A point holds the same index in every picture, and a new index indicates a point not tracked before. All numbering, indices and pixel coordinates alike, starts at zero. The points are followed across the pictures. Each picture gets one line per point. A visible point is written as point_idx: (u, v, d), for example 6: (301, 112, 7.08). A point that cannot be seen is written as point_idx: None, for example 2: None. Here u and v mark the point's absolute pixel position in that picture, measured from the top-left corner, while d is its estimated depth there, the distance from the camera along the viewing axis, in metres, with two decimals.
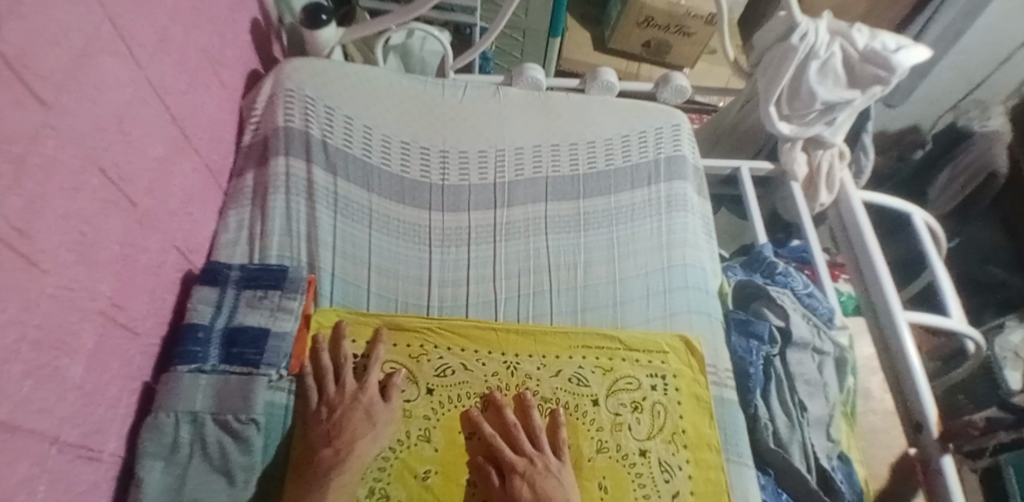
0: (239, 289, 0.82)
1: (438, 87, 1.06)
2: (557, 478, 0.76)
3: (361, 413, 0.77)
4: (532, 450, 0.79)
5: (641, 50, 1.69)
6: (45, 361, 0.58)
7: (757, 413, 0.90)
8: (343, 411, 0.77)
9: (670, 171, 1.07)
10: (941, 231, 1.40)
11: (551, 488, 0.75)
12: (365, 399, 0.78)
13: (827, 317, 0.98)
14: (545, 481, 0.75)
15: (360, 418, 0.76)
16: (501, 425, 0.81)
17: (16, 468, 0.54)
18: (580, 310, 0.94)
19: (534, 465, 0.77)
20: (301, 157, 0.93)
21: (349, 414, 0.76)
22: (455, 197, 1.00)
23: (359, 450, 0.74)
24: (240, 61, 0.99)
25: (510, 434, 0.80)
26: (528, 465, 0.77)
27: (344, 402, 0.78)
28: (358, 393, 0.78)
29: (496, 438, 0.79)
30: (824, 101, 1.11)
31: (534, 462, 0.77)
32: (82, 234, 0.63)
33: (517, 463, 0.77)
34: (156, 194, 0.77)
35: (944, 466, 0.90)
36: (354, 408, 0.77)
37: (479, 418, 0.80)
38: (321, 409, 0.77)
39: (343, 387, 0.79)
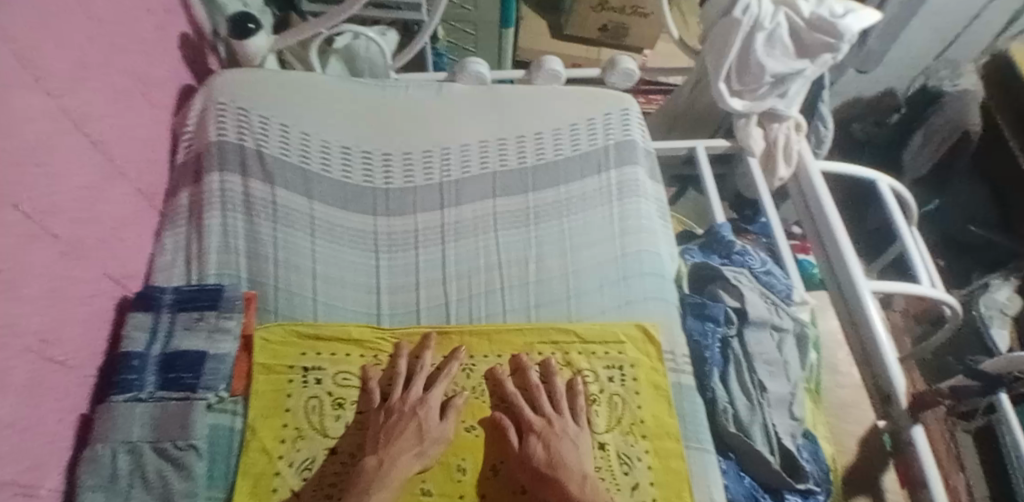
0: (174, 312, 0.80)
1: (379, 88, 1.04)
2: (568, 441, 0.78)
3: (414, 426, 0.77)
4: (550, 408, 0.82)
5: (599, 34, 1.66)
6: None
7: (715, 397, 0.88)
8: (398, 420, 0.77)
9: (620, 156, 1.05)
10: (910, 200, 1.38)
11: (561, 448, 0.77)
12: (421, 413, 0.78)
13: (786, 294, 0.96)
14: (559, 441, 0.77)
15: (411, 429, 0.76)
16: (525, 386, 0.84)
17: None
18: (533, 306, 0.92)
19: (551, 426, 0.79)
20: (237, 171, 0.91)
21: (403, 426, 0.77)
22: (400, 200, 0.97)
23: (401, 465, 0.73)
24: (170, 78, 0.97)
25: (530, 395, 0.83)
26: (544, 426, 0.79)
27: (404, 411, 0.78)
28: (417, 406, 0.79)
29: (517, 399, 0.82)
30: (773, 73, 1.08)
31: (551, 422, 0.80)
32: (2, 273, 0.61)
33: (534, 423, 0.80)
34: (86, 223, 0.75)
35: (916, 436, 0.88)
36: (409, 421, 0.77)
37: (503, 376, 0.84)
38: (382, 413, 0.79)
39: (405, 396, 0.80)
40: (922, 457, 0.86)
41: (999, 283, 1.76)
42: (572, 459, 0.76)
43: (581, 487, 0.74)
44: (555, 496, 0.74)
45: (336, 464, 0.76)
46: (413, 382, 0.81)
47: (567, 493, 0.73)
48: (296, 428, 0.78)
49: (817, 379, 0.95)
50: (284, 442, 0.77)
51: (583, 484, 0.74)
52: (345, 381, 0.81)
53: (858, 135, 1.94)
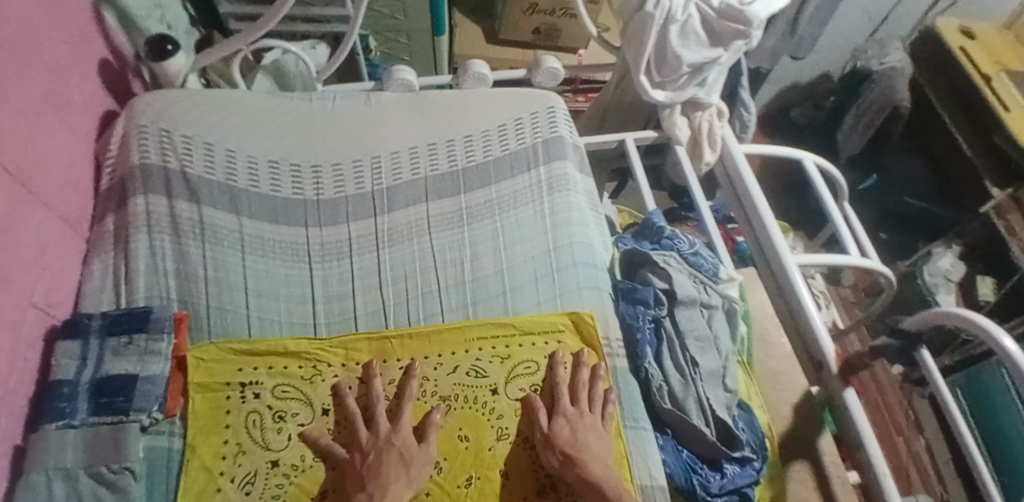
0: (103, 337, 0.80)
1: (306, 102, 1.05)
2: (594, 432, 0.82)
3: (395, 456, 0.76)
4: (587, 401, 0.85)
5: (534, 38, 1.69)
6: None
7: (650, 376, 0.91)
8: (377, 456, 0.76)
9: (548, 153, 1.08)
10: (838, 178, 1.44)
11: (587, 435, 0.81)
12: (399, 442, 0.77)
13: (713, 272, 1.01)
14: (583, 429, 0.81)
15: (395, 458, 0.76)
16: (572, 380, 0.87)
17: None
18: (470, 304, 0.94)
19: (580, 415, 0.83)
20: (161, 192, 0.91)
21: (383, 457, 0.76)
22: (333, 211, 0.98)
23: (393, 494, 0.73)
24: (89, 105, 0.96)
25: (574, 385, 0.87)
26: (575, 415, 0.83)
27: (378, 446, 0.77)
28: (392, 436, 0.78)
29: (562, 384, 0.86)
30: (690, 63, 1.12)
31: (582, 414, 0.83)
32: None
33: (568, 411, 0.83)
34: (11, 248, 0.74)
35: (847, 398, 0.92)
36: (389, 452, 0.76)
37: (559, 364, 0.88)
38: (354, 456, 0.77)
39: (377, 429, 0.79)
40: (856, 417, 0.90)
41: (941, 252, 1.87)
42: (596, 447, 0.80)
43: (602, 472, 0.78)
44: (577, 476, 0.77)
45: (278, 476, 0.77)
46: (379, 414, 0.81)
47: (587, 474, 0.77)
48: (237, 443, 0.78)
49: (747, 352, 1.00)
50: (226, 458, 0.77)
51: (604, 469, 0.78)
52: (283, 393, 0.82)
53: (797, 119, 2.15)
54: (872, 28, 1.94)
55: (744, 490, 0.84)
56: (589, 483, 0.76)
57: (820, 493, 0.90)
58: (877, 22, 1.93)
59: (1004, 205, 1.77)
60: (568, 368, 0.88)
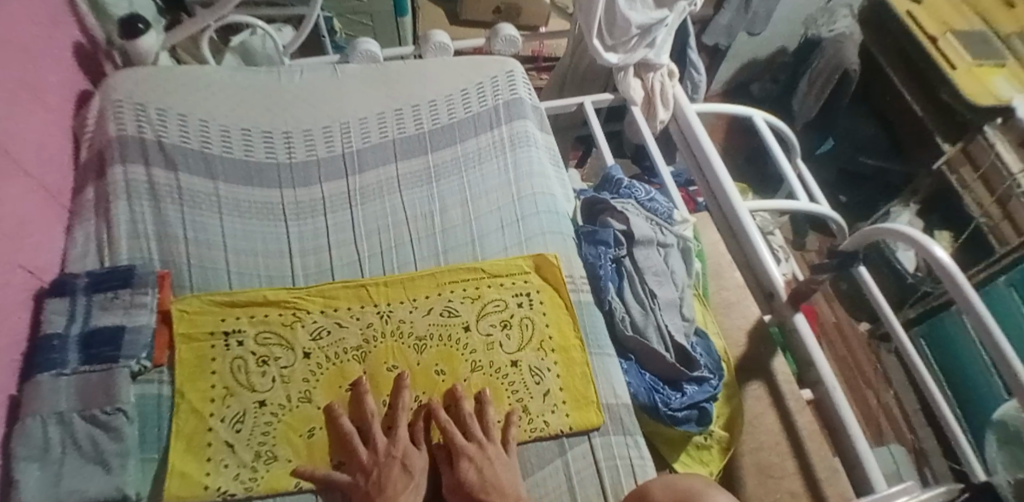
0: (89, 294, 0.84)
1: (274, 74, 1.09)
2: (499, 465, 0.80)
3: (397, 467, 0.77)
4: (482, 434, 0.82)
5: (494, 17, 1.74)
6: None
7: (612, 307, 0.98)
8: (380, 471, 0.77)
9: (509, 113, 1.13)
10: (789, 138, 1.50)
11: (497, 473, 0.78)
12: (400, 453, 0.78)
13: (668, 215, 1.07)
14: (492, 467, 0.79)
15: (397, 470, 0.77)
16: (459, 415, 0.84)
17: None
18: (441, 252, 0.99)
19: (481, 450, 0.80)
20: (138, 161, 0.95)
21: (386, 473, 0.76)
22: (305, 172, 1.02)
23: None
24: (66, 84, 1.00)
25: (462, 421, 0.83)
26: (478, 451, 0.80)
27: (379, 462, 0.77)
28: (391, 448, 0.79)
29: (453, 427, 0.81)
30: (639, 25, 1.19)
31: (483, 447, 0.80)
32: None
33: (468, 448, 0.80)
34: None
35: (798, 323, 0.98)
36: (390, 464, 0.77)
37: (461, 398, 0.84)
38: (357, 477, 0.77)
39: (375, 445, 0.79)
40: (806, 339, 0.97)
41: (898, 209, 1.93)
42: (508, 483, 0.78)
43: None
44: None
45: (265, 415, 0.81)
46: (372, 434, 0.80)
47: None
48: (224, 387, 0.82)
49: (701, 284, 1.08)
50: (215, 401, 0.81)
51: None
52: (265, 340, 0.86)
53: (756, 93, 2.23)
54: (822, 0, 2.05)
55: (702, 405, 0.91)
56: None
57: (775, 408, 0.99)
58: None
59: (955, 159, 1.81)
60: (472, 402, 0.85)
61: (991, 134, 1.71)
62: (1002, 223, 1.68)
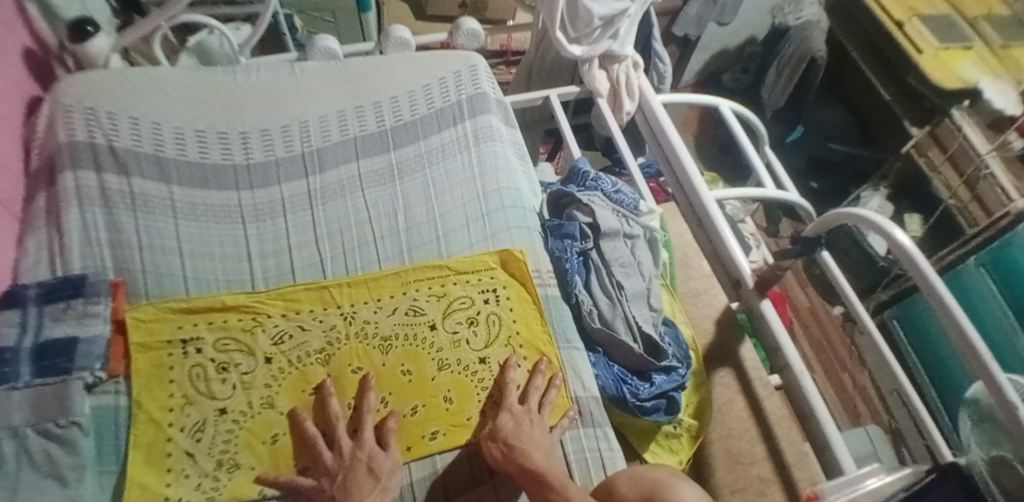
0: (40, 305, 0.82)
1: (229, 74, 1.06)
2: (538, 428, 0.82)
3: (362, 469, 0.75)
4: (536, 402, 0.85)
5: (460, 12, 1.72)
6: None
7: (580, 301, 0.97)
8: (346, 474, 0.75)
9: (473, 108, 1.12)
10: (756, 123, 1.49)
11: (532, 430, 0.81)
12: (365, 455, 0.76)
13: (634, 206, 1.07)
14: (524, 425, 0.81)
15: (364, 472, 0.75)
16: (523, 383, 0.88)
17: None
18: (406, 250, 0.98)
19: (526, 413, 0.83)
20: (90, 167, 0.92)
21: (351, 474, 0.75)
22: (263, 173, 1.00)
23: None
24: (13, 89, 0.96)
25: (524, 389, 0.87)
26: (523, 409, 0.83)
27: (343, 465, 0.76)
28: (356, 450, 0.77)
29: (512, 385, 0.86)
30: (602, 16, 1.18)
31: (529, 410, 0.84)
32: None
33: (514, 406, 0.83)
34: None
35: (765, 309, 0.99)
36: (356, 467, 0.75)
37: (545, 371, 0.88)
38: (322, 481, 0.75)
39: (340, 448, 0.77)
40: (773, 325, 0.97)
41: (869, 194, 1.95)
42: (540, 440, 0.80)
43: (545, 459, 0.77)
44: (521, 467, 0.76)
45: (226, 422, 0.79)
46: (338, 437, 0.78)
47: (531, 463, 0.76)
48: (183, 396, 0.80)
49: (669, 274, 1.08)
50: (173, 410, 0.79)
51: (546, 457, 0.78)
52: (224, 346, 0.84)
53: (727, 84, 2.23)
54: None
55: (670, 395, 0.91)
56: (529, 471, 0.76)
57: (743, 394, 0.99)
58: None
59: (923, 143, 1.82)
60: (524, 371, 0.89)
61: (957, 116, 1.73)
62: (971, 204, 1.69)
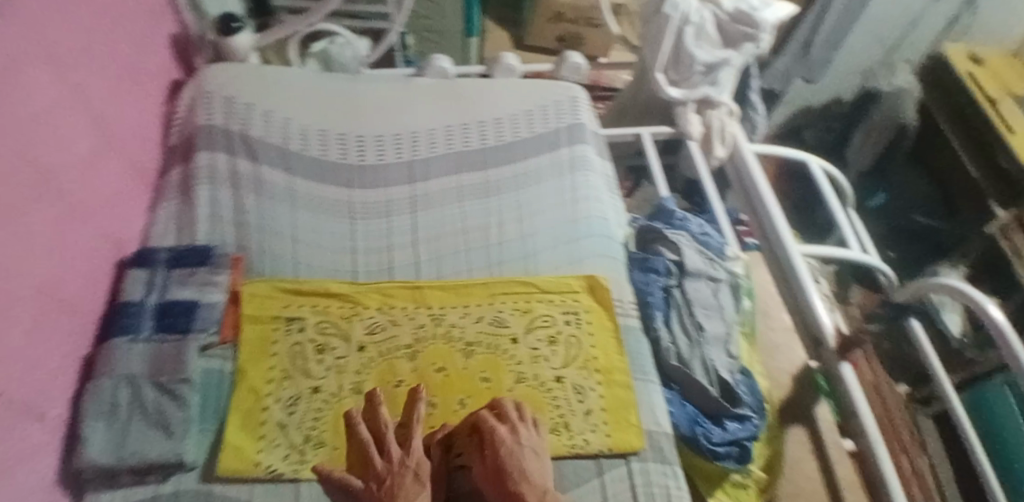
0: (169, 268, 0.90)
1: (353, 82, 1.15)
2: (529, 449, 0.75)
3: (410, 477, 0.70)
4: (515, 419, 0.79)
5: (557, 44, 1.79)
6: None
7: (659, 337, 0.99)
8: (391, 480, 0.70)
9: (571, 136, 1.16)
10: (843, 181, 1.49)
11: (526, 455, 0.74)
12: (413, 462, 0.72)
13: (721, 250, 1.09)
14: (518, 451, 0.74)
15: (409, 479, 0.70)
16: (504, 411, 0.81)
17: None
18: (496, 263, 1.02)
19: (514, 435, 0.76)
20: (223, 150, 1.01)
21: (398, 481, 0.70)
22: (373, 175, 1.07)
23: None
24: (161, 73, 1.07)
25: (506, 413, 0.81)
26: (509, 432, 0.76)
27: (392, 471, 0.72)
28: (405, 459, 0.73)
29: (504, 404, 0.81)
30: (705, 62, 1.24)
31: (514, 429, 0.77)
32: None
33: (499, 426, 0.77)
34: (85, 190, 0.84)
35: (844, 372, 0.98)
36: (402, 474, 0.71)
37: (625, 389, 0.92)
38: (371, 485, 0.72)
39: (390, 455, 0.74)
40: (851, 389, 0.96)
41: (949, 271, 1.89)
42: (535, 469, 0.73)
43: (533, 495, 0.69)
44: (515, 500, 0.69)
45: (317, 401, 0.84)
46: (388, 444, 0.75)
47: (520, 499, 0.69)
48: (282, 370, 0.86)
49: (751, 323, 1.08)
50: (272, 382, 0.85)
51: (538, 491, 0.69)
52: (324, 329, 0.90)
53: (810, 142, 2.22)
54: (882, 52, 1.98)
55: (743, 443, 0.93)
56: None
57: (815, 454, 1.02)
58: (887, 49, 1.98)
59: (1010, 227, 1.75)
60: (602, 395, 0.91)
61: None
62: None
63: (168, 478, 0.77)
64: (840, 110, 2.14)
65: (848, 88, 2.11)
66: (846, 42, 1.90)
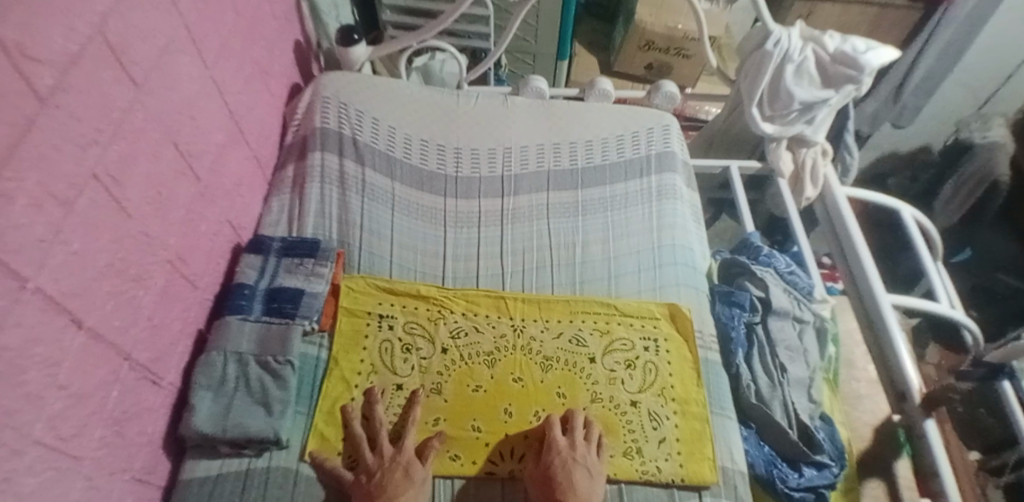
0: (280, 256, 0.96)
1: (453, 96, 1.20)
2: (583, 467, 0.82)
3: (399, 473, 0.79)
4: (581, 436, 0.85)
5: (644, 72, 1.80)
6: (116, 289, 0.70)
7: (739, 373, 0.99)
8: (383, 475, 0.79)
9: (660, 164, 1.17)
10: (934, 231, 1.45)
11: (576, 472, 0.81)
12: (404, 460, 0.80)
13: (807, 291, 1.08)
14: (573, 468, 0.81)
15: (399, 474, 0.79)
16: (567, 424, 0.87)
17: (93, 374, 0.67)
18: (578, 282, 1.05)
19: (572, 450, 0.82)
20: (334, 152, 1.08)
21: (388, 476, 0.78)
22: (467, 187, 1.11)
23: None
24: (285, 74, 1.15)
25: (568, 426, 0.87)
26: (568, 449, 0.83)
27: (383, 466, 0.80)
28: (396, 457, 0.81)
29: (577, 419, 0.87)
30: (801, 101, 1.20)
31: (574, 446, 0.83)
32: (129, 216, 0.71)
33: (560, 441, 0.83)
34: (214, 177, 0.91)
35: (928, 428, 0.95)
36: (393, 469, 0.79)
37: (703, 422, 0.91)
38: (360, 476, 0.80)
39: (381, 452, 0.82)
40: (933, 447, 0.93)
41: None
42: (583, 487, 0.80)
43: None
44: None
45: (401, 398, 0.88)
46: (381, 440, 0.83)
47: None
48: (371, 364, 0.91)
49: (834, 369, 1.07)
50: (361, 375, 0.90)
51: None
52: (412, 329, 0.94)
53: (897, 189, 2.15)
54: (976, 105, 1.92)
55: (820, 490, 0.90)
56: None
57: None
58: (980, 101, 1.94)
59: None
60: (678, 425, 0.91)
61: None
62: None
63: (262, 453, 0.83)
64: (927, 158, 2.08)
65: (940, 137, 2.05)
66: (942, 88, 1.87)
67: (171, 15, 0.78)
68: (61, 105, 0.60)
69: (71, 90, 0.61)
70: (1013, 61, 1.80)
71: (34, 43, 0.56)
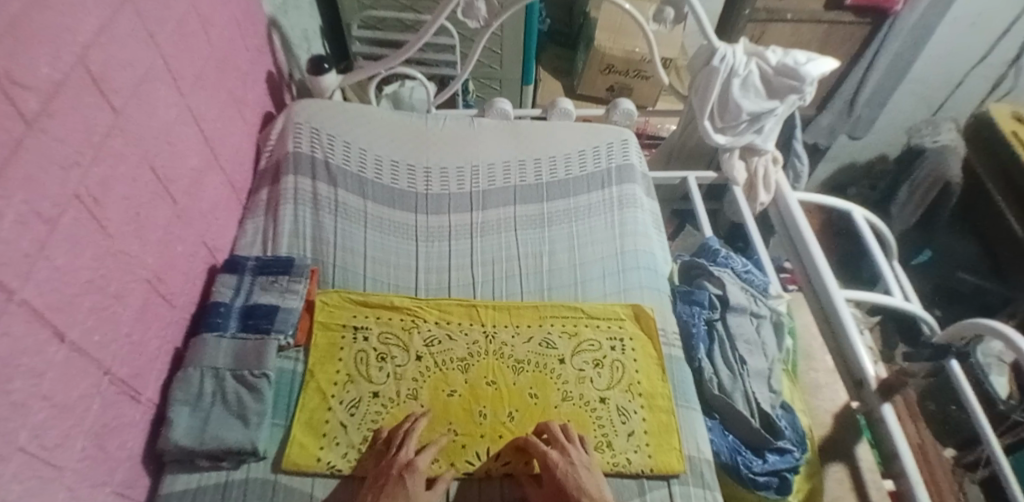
0: (255, 274, 0.99)
1: (421, 119, 1.25)
2: (583, 468, 0.85)
3: (394, 479, 0.81)
4: (564, 441, 0.87)
5: (607, 94, 1.89)
6: (98, 305, 0.73)
7: (701, 367, 1.04)
8: (382, 482, 0.81)
9: (620, 176, 1.23)
10: (887, 231, 1.51)
11: (582, 474, 0.84)
12: (397, 464, 0.82)
13: (763, 287, 1.15)
14: (574, 473, 0.84)
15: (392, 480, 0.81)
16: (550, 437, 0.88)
17: (75, 386, 0.69)
18: (546, 288, 1.09)
19: (567, 462, 0.84)
20: (307, 175, 1.12)
21: (388, 482, 0.81)
22: (437, 203, 1.16)
23: None
24: (258, 103, 1.20)
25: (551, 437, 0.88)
26: (560, 459, 0.84)
27: (385, 471, 0.82)
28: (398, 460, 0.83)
29: (554, 427, 0.89)
30: (749, 112, 1.27)
31: (567, 454, 0.85)
32: (109, 236, 0.75)
33: (552, 456, 0.84)
34: (190, 200, 0.94)
35: (885, 413, 1.00)
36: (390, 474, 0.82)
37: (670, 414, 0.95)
38: (371, 481, 0.82)
39: (392, 456, 0.84)
40: (891, 430, 0.98)
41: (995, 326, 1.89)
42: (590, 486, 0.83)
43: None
44: None
45: (377, 404, 0.91)
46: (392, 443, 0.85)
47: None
48: (347, 373, 0.94)
49: (792, 361, 1.12)
50: (337, 384, 0.92)
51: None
52: (387, 339, 0.97)
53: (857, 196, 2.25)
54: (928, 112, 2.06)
55: (783, 474, 0.96)
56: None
57: (856, 493, 1.03)
58: (933, 110, 2.06)
59: None
60: (646, 419, 0.94)
61: None
62: None
63: (240, 465, 0.85)
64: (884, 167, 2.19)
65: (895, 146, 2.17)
66: (894, 99, 2.01)
67: (148, 47, 0.82)
68: (46, 129, 0.64)
69: (55, 115, 0.65)
70: (960, 72, 1.92)
71: (21, 70, 0.60)
